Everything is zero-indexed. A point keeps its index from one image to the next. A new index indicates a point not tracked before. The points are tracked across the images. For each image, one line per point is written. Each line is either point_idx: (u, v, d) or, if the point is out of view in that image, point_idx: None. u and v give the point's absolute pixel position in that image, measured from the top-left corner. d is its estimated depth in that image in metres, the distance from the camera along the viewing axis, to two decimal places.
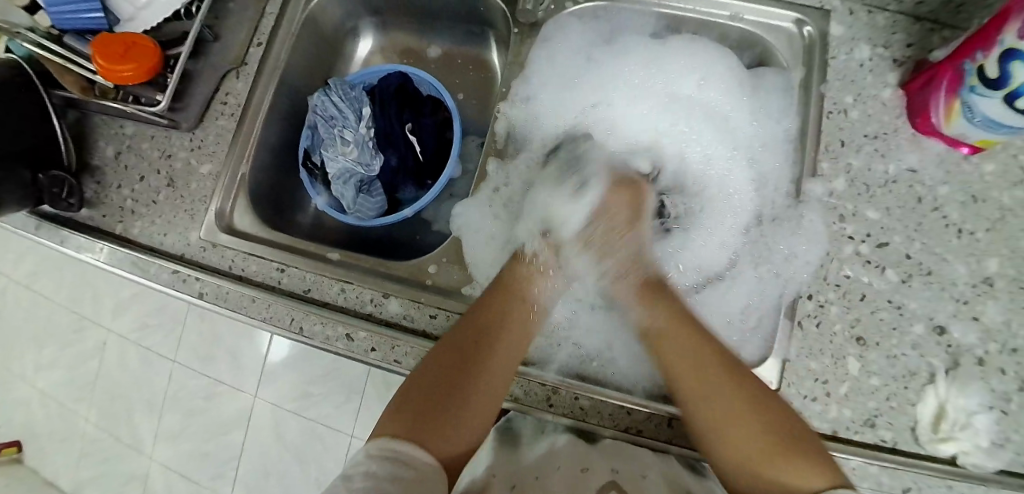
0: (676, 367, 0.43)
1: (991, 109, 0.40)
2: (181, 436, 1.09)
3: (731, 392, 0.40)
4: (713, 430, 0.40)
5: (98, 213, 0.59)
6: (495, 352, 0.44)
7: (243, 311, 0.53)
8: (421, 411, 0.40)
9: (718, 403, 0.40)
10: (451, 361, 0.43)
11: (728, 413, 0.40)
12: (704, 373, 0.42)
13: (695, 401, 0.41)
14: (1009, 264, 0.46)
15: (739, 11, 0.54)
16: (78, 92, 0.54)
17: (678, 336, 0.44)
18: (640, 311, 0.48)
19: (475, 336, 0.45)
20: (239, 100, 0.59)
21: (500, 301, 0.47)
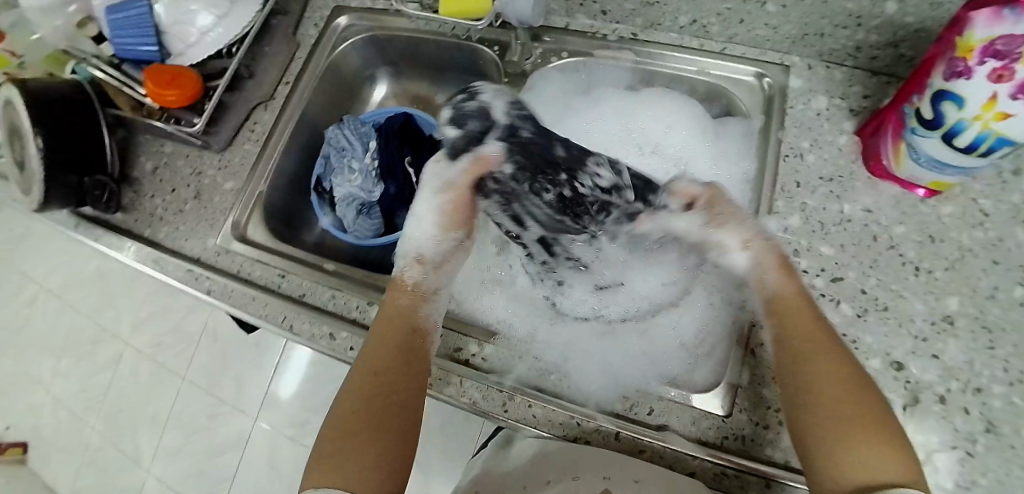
0: (791, 327, 0.42)
1: (932, 148, 0.43)
2: (180, 452, 1.12)
3: (839, 367, 0.38)
4: (805, 400, 0.38)
5: (130, 217, 0.67)
6: (400, 367, 0.45)
7: (242, 308, 0.59)
8: (345, 448, 0.39)
9: (834, 384, 0.37)
10: (364, 392, 0.43)
11: (828, 396, 0.37)
12: (824, 353, 0.39)
13: (801, 372, 0.39)
14: (969, 303, 0.47)
15: (705, 66, 0.58)
16: (129, 111, 0.66)
17: (805, 317, 0.42)
18: (773, 281, 0.45)
19: (376, 360, 0.45)
20: (265, 128, 0.68)
21: (385, 325, 0.48)
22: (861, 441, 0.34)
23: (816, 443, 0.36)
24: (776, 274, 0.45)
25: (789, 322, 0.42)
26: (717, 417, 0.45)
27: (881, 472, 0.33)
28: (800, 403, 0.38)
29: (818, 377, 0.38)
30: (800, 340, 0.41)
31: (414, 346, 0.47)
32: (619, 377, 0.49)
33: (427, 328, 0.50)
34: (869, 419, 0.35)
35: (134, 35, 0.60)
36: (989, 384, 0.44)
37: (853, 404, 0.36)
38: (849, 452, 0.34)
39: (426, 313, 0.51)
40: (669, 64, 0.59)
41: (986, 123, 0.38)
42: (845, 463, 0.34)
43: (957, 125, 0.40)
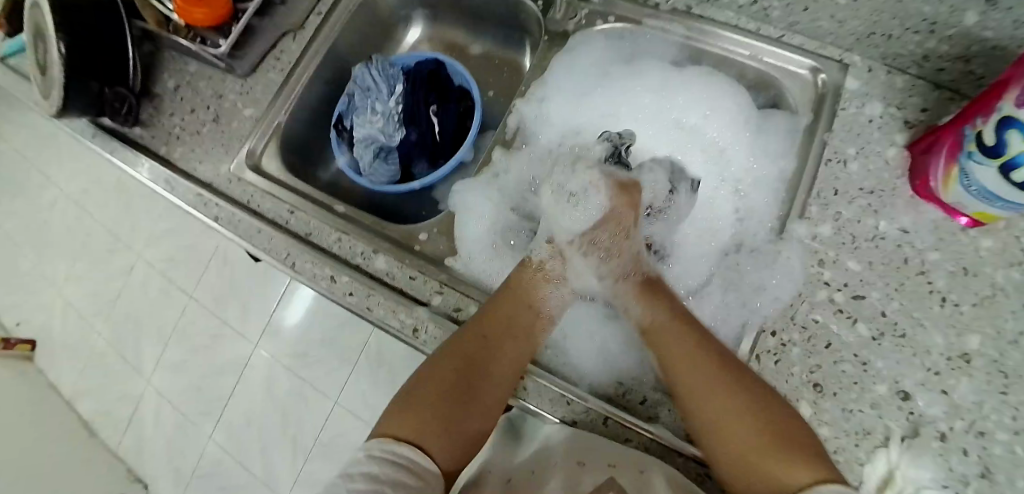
0: (667, 354, 0.44)
1: (988, 177, 0.39)
2: (180, 369, 1.16)
3: (717, 385, 0.41)
4: (711, 426, 0.40)
5: (148, 133, 0.67)
6: (503, 352, 0.46)
7: (248, 239, 0.58)
8: (423, 407, 0.43)
9: (709, 400, 0.41)
10: (454, 360, 0.45)
11: (728, 417, 0.39)
12: (698, 380, 0.42)
13: (693, 401, 0.41)
14: (992, 344, 0.44)
15: (759, 52, 0.55)
16: (153, 24, 0.64)
17: (670, 338, 0.45)
18: (639, 312, 0.49)
19: (487, 334, 0.47)
20: (290, 58, 0.66)
21: (510, 302, 0.50)
22: (777, 454, 0.36)
23: (746, 469, 0.38)
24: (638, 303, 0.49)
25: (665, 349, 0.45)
26: None
27: (796, 478, 0.35)
28: (712, 432, 0.40)
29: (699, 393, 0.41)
30: (671, 359, 0.44)
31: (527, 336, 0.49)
32: (611, 360, 0.49)
33: (548, 320, 0.51)
34: (775, 433, 0.37)
35: None
36: (994, 428, 0.42)
37: (746, 413, 0.39)
38: (775, 463, 0.36)
39: (550, 296, 0.52)
40: (720, 44, 0.56)
41: None
42: (775, 471, 0.36)
43: (1017, 157, 0.36)
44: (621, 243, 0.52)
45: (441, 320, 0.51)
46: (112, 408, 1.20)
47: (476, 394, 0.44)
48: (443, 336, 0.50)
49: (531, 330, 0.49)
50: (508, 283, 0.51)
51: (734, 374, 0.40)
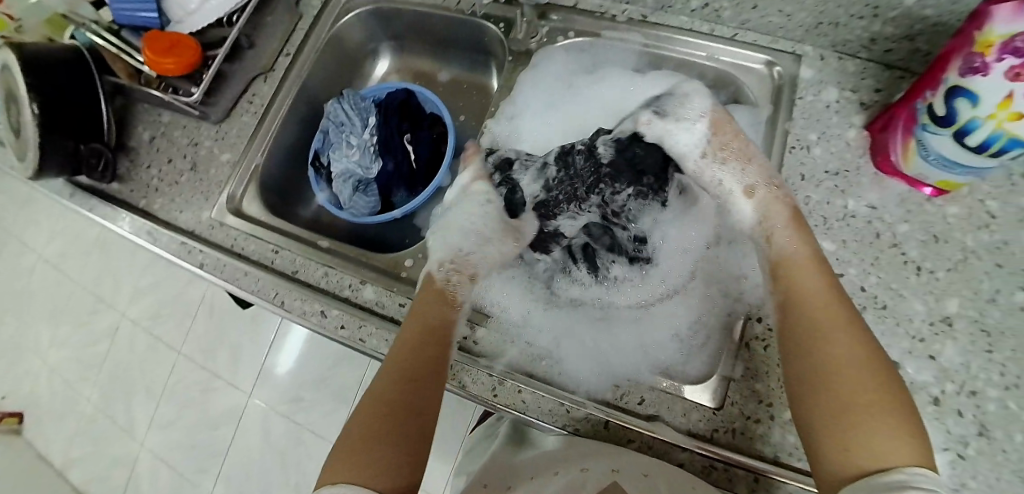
0: (806, 290, 0.40)
1: (944, 147, 0.42)
2: (173, 425, 1.13)
3: (853, 337, 0.37)
4: (820, 359, 0.37)
5: (127, 187, 0.67)
6: (421, 367, 0.43)
7: (234, 283, 0.58)
8: (365, 446, 0.38)
9: (844, 347, 0.36)
10: (380, 393, 0.41)
11: (846, 364, 0.36)
12: (831, 317, 0.38)
13: (818, 337, 0.38)
14: (971, 305, 0.46)
15: (715, 53, 0.57)
16: (125, 77, 0.64)
17: (813, 275, 0.41)
18: (786, 236, 0.44)
19: (403, 355, 0.44)
20: (263, 100, 0.68)
21: (414, 321, 0.47)
22: (889, 418, 0.33)
23: (827, 416, 0.35)
24: (789, 231, 0.44)
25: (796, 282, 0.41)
26: (707, 409, 0.44)
27: (886, 450, 0.32)
28: (815, 364, 0.37)
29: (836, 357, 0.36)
30: (814, 293, 0.40)
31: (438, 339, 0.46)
32: (610, 367, 0.48)
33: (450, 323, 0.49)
34: (892, 401, 0.34)
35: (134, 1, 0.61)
36: (985, 387, 0.43)
37: (869, 379, 0.35)
38: (863, 430, 0.33)
39: (453, 306, 0.50)
40: (677, 49, 0.58)
41: (998, 123, 0.37)
42: (864, 437, 0.33)
43: (970, 123, 0.39)
44: (742, 150, 0.49)
45: None
46: (105, 474, 1.16)
47: (413, 416, 0.40)
48: None
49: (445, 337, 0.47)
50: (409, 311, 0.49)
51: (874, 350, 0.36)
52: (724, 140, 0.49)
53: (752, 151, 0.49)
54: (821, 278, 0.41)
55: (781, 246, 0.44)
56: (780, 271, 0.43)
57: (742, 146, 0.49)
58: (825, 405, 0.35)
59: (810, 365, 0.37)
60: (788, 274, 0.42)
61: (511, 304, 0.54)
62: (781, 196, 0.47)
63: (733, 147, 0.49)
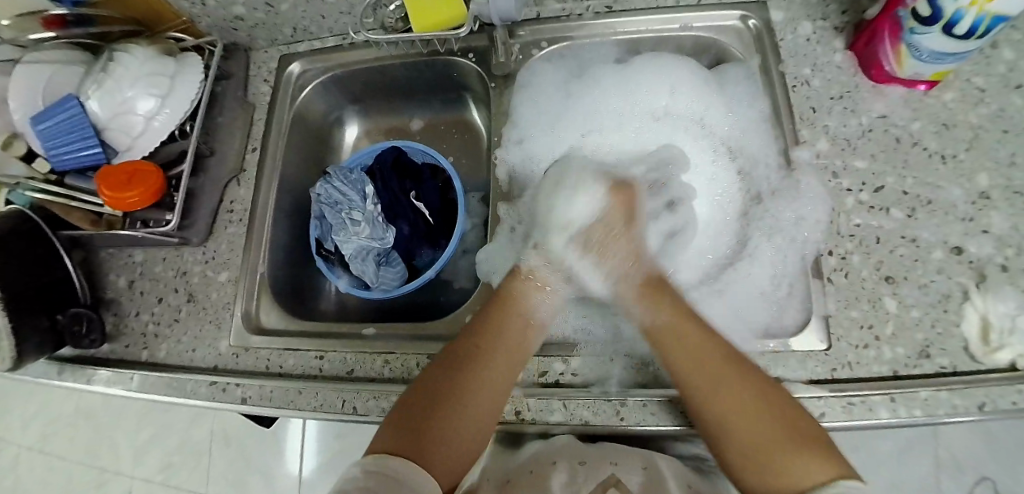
0: (674, 355, 0.45)
1: (934, 42, 0.45)
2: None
3: (740, 395, 0.41)
4: (725, 430, 0.41)
5: (121, 343, 0.59)
6: (484, 367, 0.45)
7: (290, 406, 0.52)
8: (409, 423, 0.42)
9: (723, 396, 0.42)
10: (441, 378, 0.45)
11: (745, 431, 0.40)
12: (721, 373, 0.42)
13: (707, 403, 0.42)
14: (998, 175, 0.49)
15: (687, 22, 0.58)
16: (88, 226, 0.58)
17: (684, 325, 0.46)
18: (643, 311, 0.48)
19: (473, 348, 0.47)
20: (245, 205, 0.62)
21: (493, 320, 0.49)
22: (791, 456, 0.38)
23: (743, 462, 0.40)
24: (643, 306, 0.49)
25: (667, 346, 0.45)
26: (819, 352, 0.47)
27: (809, 473, 0.37)
28: (721, 433, 0.41)
29: (717, 407, 0.42)
30: (683, 362, 0.44)
31: (517, 346, 0.47)
32: None
33: (530, 331, 0.49)
34: (799, 434, 0.39)
35: (70, 144, 0.54)
36: None
37: (771, 427, 0.40)
38: (783, 460, 0.38)
39: (537, 306, 0.50)
40: (649, 29, 0.59)
41: (980, 7, 0.40)
42: (783, 470, 0.38)
43: (955, 15, 0.42)
44: (622, 237, 0.52)
45: (534, 390, 0.48)
46: None
47: (457, 412, 0.43)
48: (546, 404, 0.48)
49: (521, 338, 0.48)
50: (498, 297, 0.50)
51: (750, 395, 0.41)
52: (610, 225, 0.53)
53: (633, 238, 0.53)
54: (699, 340, 0.44)
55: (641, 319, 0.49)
56: (656, 337, 0.47)
57: (614, 243, 0.52)
58: (736, 447, 0.41)
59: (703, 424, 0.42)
60: (660, 344, 0.46)
61: (594, 325, 0.53)
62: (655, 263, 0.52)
63: (614, 240, 0.53)
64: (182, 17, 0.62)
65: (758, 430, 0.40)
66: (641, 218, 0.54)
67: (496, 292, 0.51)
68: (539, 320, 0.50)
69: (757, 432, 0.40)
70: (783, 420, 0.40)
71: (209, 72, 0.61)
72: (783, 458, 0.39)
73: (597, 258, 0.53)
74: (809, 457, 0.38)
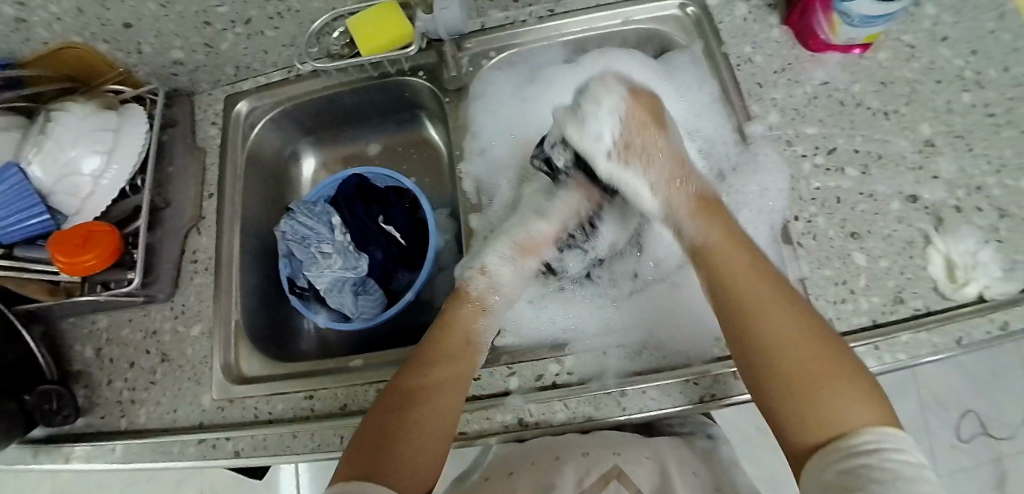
0: (737, 274, 0.43)
1: (863, 8, 0.47)
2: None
3: (795, 325, 0.39)
4: (766, 354, 0.39)
5: (96, 416, 0.56)
6: (435, 385, 0.44)
7: (287, 451, 0.50)
8: (369, 450, 0.41)
9: (773, 330, 0.39)
10: (393, 402, 0.44)
11: (795, 364, 0.38)
12: (771, 303, 0.40)
13: (750, 328, 0.40)
14: (938, 123, 0.52)
15: (628, 15, 0.60)
16: (48, 296, 0.54)
17: (738, 255, 0.44)
18: (696, 227, 0.47)
19: (421, 370, 0.45)
20: (208, 253, 0.60)
21: (438, 343, 0.48)
22: (837, 396, 0.36)
23: (785, 389, 0.38)
24: (697, 220, 0.47)
25: (718, 272, 0.44)
26: None
27: (854, 416, 0.35)
28: (765, 361, 0.39)
29: (781, 333, 0.39)
30: (740, 305, 0.42)
31: (463, 361, 0.47)
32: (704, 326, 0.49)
33: (475, 349, 0.48)
34: (853, 377, 0.37)
35: (16, 212, 0.51)
36: (985, 179, 0.49)
37: (820, 362, 0.38)
38: (825, 400, 0.36)
39: (479, 323, 0.50)
40: (593, 26, 0.60)
41: None
42: (819, 408, 0.36)
43: None
44: (650, 146, 0.50)
45: (533, 395, 0.48)
46: None
47: (412, 433, 0.42)
48: (548, 407, 0.47)
49: (466, 355, 0.47)
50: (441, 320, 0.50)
51: (812, 323, 0.39)
52: (641, 124, 0.50)
53: (667, 146, 0.50)
54: (755, 269, 0.43)
55: (693, 236, 0.47)
56: (703, 256, 0.46)
57: (654, 148, 0.50)
58: (777, 384, 0.38)
59: (751, 349, 0.40)
60: (708, 260, 0.45)
61: (582, 320, 0.53)
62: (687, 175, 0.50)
63: (649, 145, 0.50)
64: (118, 66, 0.59)
65: (805, 363, 0.38)
66: (656, 157, 0.50)
67: (441, 315, 0.51)
68: (481, 335, 0.50)
69: (805, 362, 0.38)
70: (833, 369, 0.37)
71: (154, 123, 0.60)
72: (830, 398, 0.36)
73: (640, 164, 0.50)
74: (857, 394, 0.36)
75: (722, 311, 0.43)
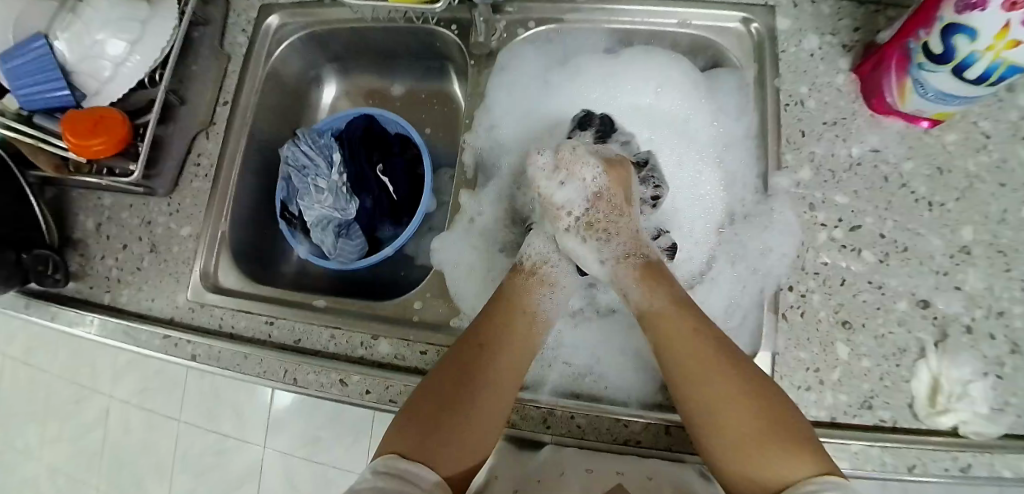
0: (666, 340, 0.43)
1: (941, 83, 0.41)
2: (94, 471, 0.97)
3: (730, 385, 0.39)
4: (710, 418, 0.39)
5: (86, 284, 0.61)
6: (491, 369, 0.44)
7: (235, 369, 0.53)
8: (427, 427, 0.40)
9: (716, 379, 0.40)
10: (451, 380, 0.43)
11: (737, 419, 0.38)
12: (709, 351, 0.41)
13: (688, 384, 0.41)
14: (984, 230, 0.46)
15: (686, 18, 0.55)
16: (51, 170, 0.58)
17: (679, 313, 0.44)
18: (640, 293, 0.47)
19: (479, 353, 0.44)
20: (212, 159, 0.62)
21: (507, 309, 0.47)
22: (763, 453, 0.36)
23: (727, 451, 0.38)
24: (642, 287, 0.47)
25: (660, 332, 0.44)
26: None
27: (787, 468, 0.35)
28: (701, 421, 0.39)
29: (712, 388, 0.40)
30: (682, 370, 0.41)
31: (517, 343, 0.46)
32: (655, 368, 0.48)
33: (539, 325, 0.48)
34: (781, 426, 0.37)
35: (37, 84, 0.53)
36: (1010, 306, 0.44)
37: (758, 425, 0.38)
38: (760, 462, 0.36)
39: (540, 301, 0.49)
40: (645, 21, 0.55)
41: (997, 53, 0.36)
42: (757, 467, 0.36)
43: (968, 58, 0.38)
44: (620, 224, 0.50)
45: None
46: None
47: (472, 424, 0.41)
48: None
49: (524, 339, 0.46)
50: (496, 297, 0.48)
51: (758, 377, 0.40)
52: (609, 199, 0.50)
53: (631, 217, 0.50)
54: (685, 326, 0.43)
55: (637, 301, 0.47)
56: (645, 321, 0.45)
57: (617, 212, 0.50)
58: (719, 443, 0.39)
59: (694, 405, 0.40)
60: (653, 319, 0.45)
61: None
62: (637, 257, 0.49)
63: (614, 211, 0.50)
64: None
65: (742, 410, 0.38)
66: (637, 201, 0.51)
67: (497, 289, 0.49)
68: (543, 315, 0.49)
69: (741, 410, 0.38)
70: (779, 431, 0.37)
71: (185, 16, 0.58)
72: (767, 450, 0.36)
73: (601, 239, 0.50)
74: (791, 450, 0.36)
75: (672, 370, 0.42)
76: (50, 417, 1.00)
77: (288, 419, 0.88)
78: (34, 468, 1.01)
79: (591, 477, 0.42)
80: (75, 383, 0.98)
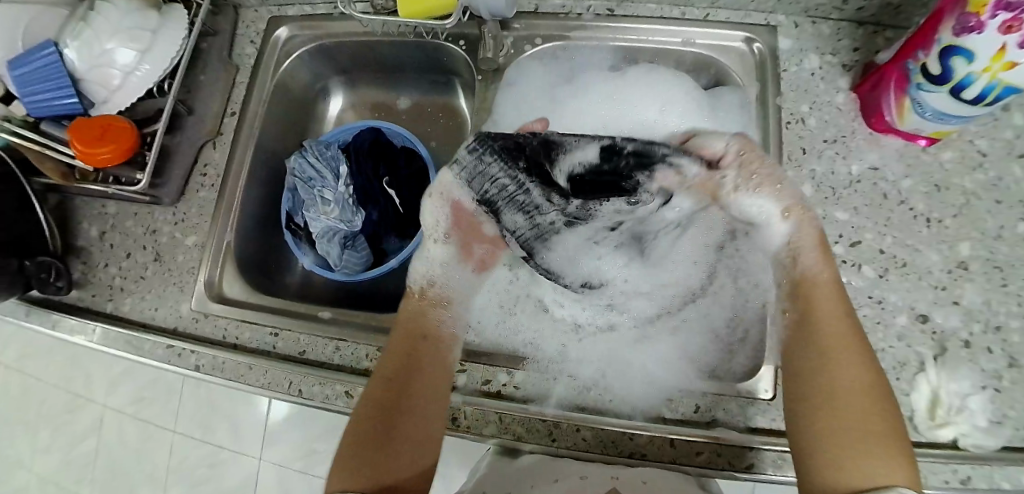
0: (828, 314, 0.41)
1: (939, 102, 0.42)
2: (87, 480, 0.96)
3: (858, 375, 0.38)
4: (822, 401, 0.38)
5: (88, 292, 0.60)
6: (415, 387, 0.46)
7: (240, 379, 0.53)
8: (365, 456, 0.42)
9: (848, 368, 0.38)
10: (375, 408, 0.44)
11: (852, 413, 0.37)
12: (845, 341, 0.40)
13: (823, 367, 0.39)
14: (981, 246, 0.47)
15: (690, 37, 0.56)
16: (57, 177, 0.58)
17: (830, 294, 0.42)
18: (814, 259, 0.44)
19: (393, 373, 0.46)
20: (218, 169, 0.62)
21: (410, 336, 0.49)
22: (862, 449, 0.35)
23: (814, 439, 0.37)
24: (818, 254, 0.44)
25: (814, 309, 0.42)
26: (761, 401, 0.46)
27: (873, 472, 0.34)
28: (816, 399, 0.38)
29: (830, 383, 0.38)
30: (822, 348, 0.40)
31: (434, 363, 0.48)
32: (658, 381, 0.48)
33: (446, 341, 0.51)
34: (889, 433, 0.36)
35: (46, 91, 0.54)
36: (1007, 320, 0.45)
37: (869, 418, 0.36)
38: (847, 453, 0.35)
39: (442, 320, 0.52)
40: (650, 38, 0.57)
41: (994, 74, 0.37)
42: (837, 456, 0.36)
43: (965, 79, 0.39)
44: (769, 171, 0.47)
45: (474, 399, 0.49)
46: None
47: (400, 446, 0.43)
48: (482, 415, 0.48)
49: (435, 356, 0.49)
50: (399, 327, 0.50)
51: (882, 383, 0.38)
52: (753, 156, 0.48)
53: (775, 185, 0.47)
54: (838, 312, 0.41)
55: (807, 268, 0.44)
56: (797, 293, 0.44)
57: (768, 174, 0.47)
58: (822, 427, 0.37)
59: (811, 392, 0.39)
60: (805, 297, 0.43)
61: (543, 339, 0.53)
62: (813, 221, 0.46)
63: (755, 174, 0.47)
64: None
65: (860, 411, 0.37)
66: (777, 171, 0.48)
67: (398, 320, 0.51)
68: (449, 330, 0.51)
69: (861, 411, 0.37)
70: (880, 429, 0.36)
71: (195, 28, 0.58)
72: (868, 454, 0.35)
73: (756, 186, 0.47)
74: (895, 457, 0.35)
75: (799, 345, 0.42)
76: (43, 425, 0.98)
77: (286, 430, 0.87)
78: (26, 477, 1.00)
79: (583, 482, 0.42)
80: (70, 391, 0.96)
